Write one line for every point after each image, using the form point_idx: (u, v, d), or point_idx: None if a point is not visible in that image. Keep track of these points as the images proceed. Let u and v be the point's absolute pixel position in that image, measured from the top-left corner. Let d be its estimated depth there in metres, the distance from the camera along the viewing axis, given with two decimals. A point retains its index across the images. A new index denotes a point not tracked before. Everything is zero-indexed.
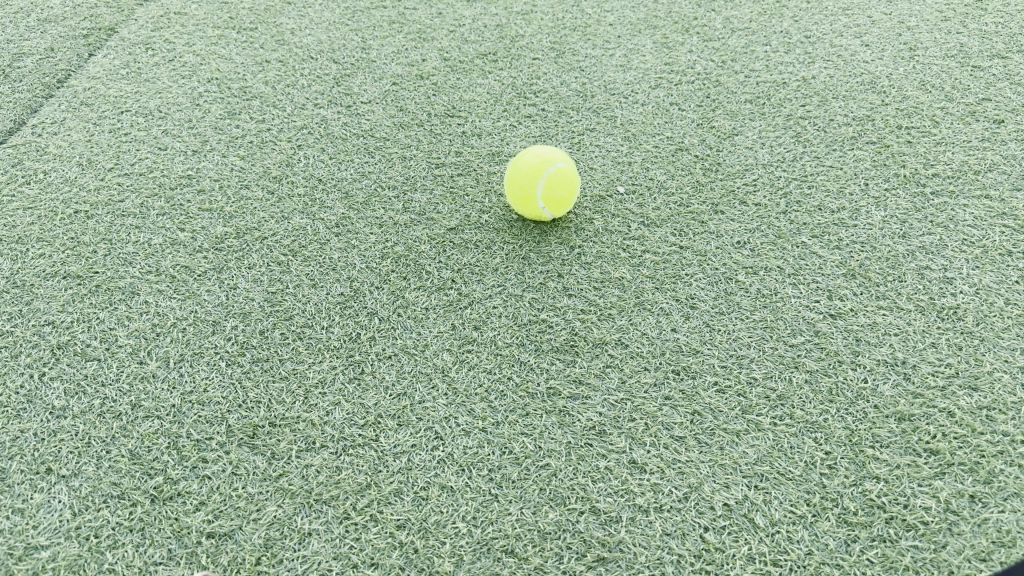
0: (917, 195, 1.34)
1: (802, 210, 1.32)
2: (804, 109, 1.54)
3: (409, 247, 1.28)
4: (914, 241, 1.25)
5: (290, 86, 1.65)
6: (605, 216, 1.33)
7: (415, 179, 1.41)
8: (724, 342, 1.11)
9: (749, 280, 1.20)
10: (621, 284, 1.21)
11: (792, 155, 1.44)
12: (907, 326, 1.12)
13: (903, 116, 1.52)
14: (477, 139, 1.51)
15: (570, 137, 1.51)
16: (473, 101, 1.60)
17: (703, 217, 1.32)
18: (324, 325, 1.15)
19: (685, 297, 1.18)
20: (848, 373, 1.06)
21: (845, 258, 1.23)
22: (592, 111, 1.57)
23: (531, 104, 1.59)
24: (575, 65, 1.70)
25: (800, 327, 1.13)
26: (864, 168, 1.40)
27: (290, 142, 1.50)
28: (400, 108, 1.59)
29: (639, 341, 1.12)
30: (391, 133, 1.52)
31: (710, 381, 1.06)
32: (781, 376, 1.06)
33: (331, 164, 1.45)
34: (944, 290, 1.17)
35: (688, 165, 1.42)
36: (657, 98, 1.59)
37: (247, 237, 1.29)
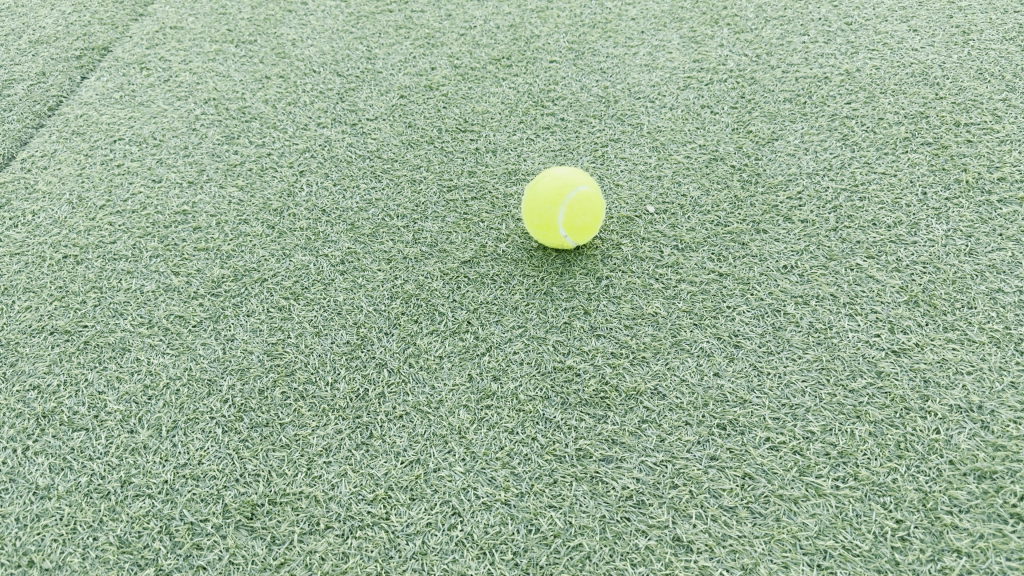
0: (982, 203, 1.20)
1: (854, 225, 1.19)
2: (850, 107, 1.40)
3: (421, 284, 1.17)
4: (983, 259, 1.12)
5: (290, 104, 1.54)
6: (634, 240, 1.21)
7: (425, 206, 1.30)
8: (774, 390, 0.99)
9: (799, 312, 1.08)
10: (656, 320, 1.09)
11: (839, 161, 1.30)
12: (981, 362, 1.00)
13: (961, 110, 1.37)
14: (492, 156, 1.39)
15: (593, 150, 1.39)
16: (487, 112, 1.48)
17: (743, 237, 1.19)
18: (329, 380, 1.04)
19: (728, 335, 1.06)
20: (918, 423, 0.94)
21: (906, 282, 1.11)
22: (616, 118, 1.44)
23: (549, 113, 1.47)
24: (595, 66, 1.58)
25: (859, 367, 1.01)
26: (920, 174, 1.27)
27: (291, 167, 1.39)
28: (409, 124, 1.47)
29: (678, 390, 1.01)
30: (399, 153, 1.41)
31: (761, 437, 0.95)
32: (841, 428, 0.95)
33: (336, 192, 1.34)
34: (1020, 316, 1.04)
35: (724, 177, 1.29)
36: (687, 101, 1.46)
37: (246, 280, 1.19)
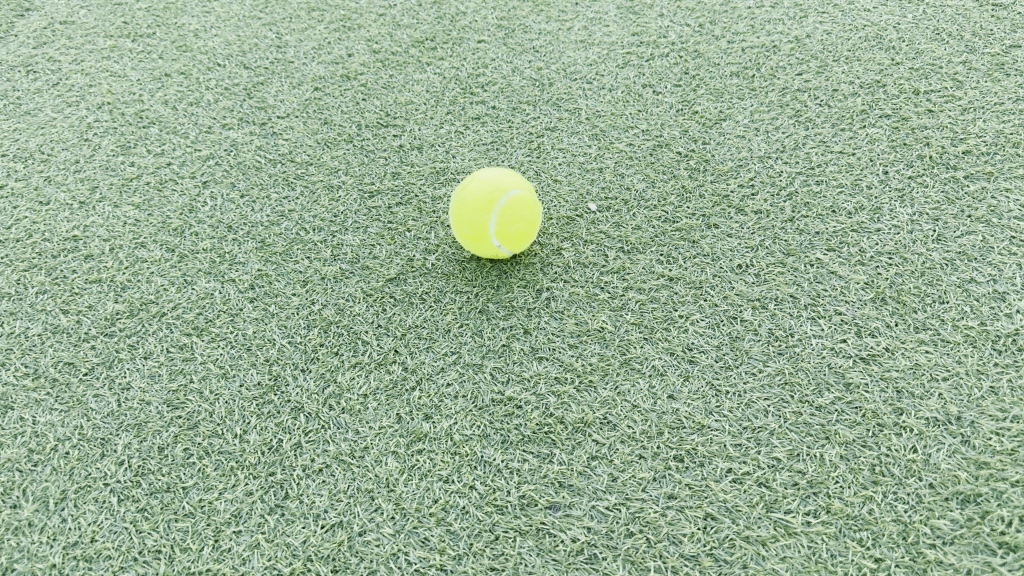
0: (947, 181, 1.11)
1: (812, 214, 1.10)
2: (801, 78, 1.30)
3: (340, 309, 1.05)
4: (952, 245, 1.03)
5: (192, 104, 1.39)
6: (576, 244, 1.10)
7: (344, 216, 1.18)
8: (734, 411, 0.90)
9: (758, 318, 0.98)
10: (603, 337, 0.98)
11: (793, 141, 1.20)
12: (957, 366, 0.91)
13: (919, 77, 1.28)
14: (418, 154, 1.27)
15: (527, 141, 1.26)
16: (410, 103, 1.35)
17: (693, 234, 1.09)
18: (237, 432, 0.92)
19: (681, 349, 0.96)
20: (893, 442, 0.86)
21: (871, 277, 1.01)
22: (552, 103, 1.32)
23: (478, 101, 1.34)
24: (527, 45, 1.44)
25: (826, 380, 0.92)
26: (880, 151, 1.17)
27: (194, 179, 1.25)
28: (324, 120, 1.33)
29: (630, 418, 0.90)
30: (315, 155, 1.27)
31: (723, 468, 0.85)
32: (809, 452, 0.86)
33: (244, 205, 1.20)
34: (996, 310, 0.96)
35: (671, 166, 1.18)
36: (627, 80, 1.34)
37: (143, 316, 1.06)
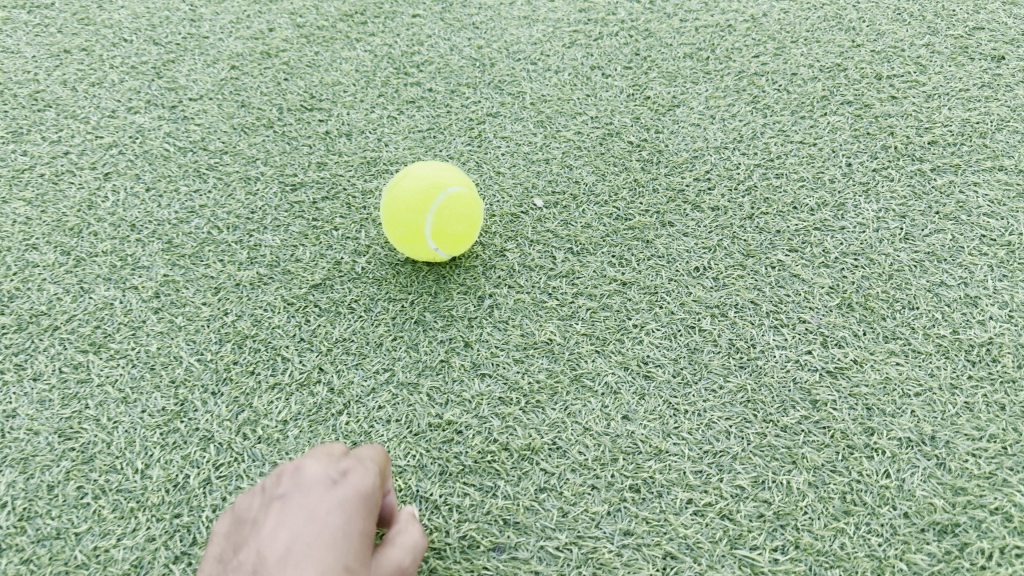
0: (913, 174, 1.05)
1: (772, 210, 1.02)
2: (758, 61, 1.22)
3: (258, 320, 0.94)
4: (920, 244, 0.97)
5: (94, 84, 1.24)
6: (520, 244, 1.00)
7: (263, 213, 1.06)
8: (694, 434, 0.83)
9: (717, 328, 0.91)
10: (552, 350, 0.90)
11: (750, 130, 1.12)
12: (930, 380, 0.85)
13: (881, 61, 1.21)
14: (346, 141, 1.15)
15: (467, 128, 1.16)
16: (338, 84, 1.22)
17: (647, 233, 1.00)
18: (138, 467, 0.82)
19: (636, 363, 0.88)
20: (864, 466, 0.79)
21: (837, 280, 0.94)
22: (493, 86, 1.21)
23: (413, 82, 1.22)
24: (466, 21, 1.31)
25: (791, 397, 0.85)
26: (842, 141, 1.10)
27: (94, 170, 1.12)
28: (242, 103, 1.20)
29: (581, 444, 0.82)
30: (231, 143, 1.15)
31: (683, 499, 0.78)
32: (775, 479, 0.79)
33: (150, 200, 1.08)
34: (968, 316, 0.90)
35: (622, 157, 1.09)
36: (574, 62, 1.24)
37: (32, 329, 0.94)
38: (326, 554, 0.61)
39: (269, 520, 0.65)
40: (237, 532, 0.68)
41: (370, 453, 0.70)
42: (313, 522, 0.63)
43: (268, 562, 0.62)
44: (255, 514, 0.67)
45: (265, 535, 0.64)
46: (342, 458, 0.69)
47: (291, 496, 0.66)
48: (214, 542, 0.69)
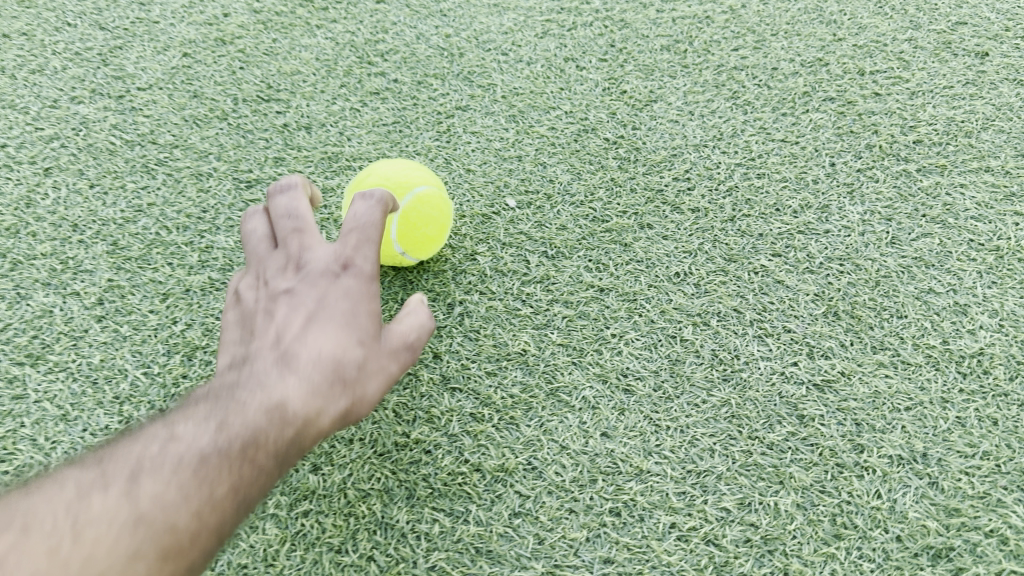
0: (899, 174, 1.01)
1: (754, 212, 0.98)
2: (737, 55, 1.16)
3: (211, 330, 0.88)
4: (907, 249, 0.93)
5: (35, 72, 1.15)
6: (492, 247, 0.95)
7: (217, 212, 0.99)
8: (677, 452, 0.78)
9: (699, 338, 0.86)
10: (526, 362, 0.85)
11: (730, 127, 1.07)
12: (920, 393, 0.81)
13: (863, 55, 1.16)
14: (306, 135, 1.08)
15: (435, 122, 1.09)
16: (297, 73, 1.15)
17: (625, 236, 0.95)
18: None
19: (615, 376, 0.83)
20: (854, 486, 0.76)
21: (822, 287, 0.90)
22: (462, 77, 1.14)
23: (377, 72, 1.15)
24: (432, 7, 1.24)
25: (777, 412, 0.81)
26: (824, 139, 1.06)
27: (33, 165, 1.04)
28: (194, 93, 1.13)
29: (558, 464, 0.78)
30: (182, 136, 1.07)
31: (666, 523, 0.74)
32: (761, 501, 0.75)
33: (94, 198, 1.01)
34: (958, 325, 0.86)
35: (598, 155, 1.04)
36: (546, 52, 1.18)
37: None
38: (344, 328, 0.66)
39: (279, 307, 0.69)
40: (240, 319, 0.71)
41: (368, 220, 0.73)
42: (328, 304, 0.67)
43: (286, 340, 0.66)
44: (258, 307, 0.71)
45: (279, 321, 0.68)
46: (343, 236, 0.73)
47: (295, 286, 0.70)
48: (224, 329, 0.71)
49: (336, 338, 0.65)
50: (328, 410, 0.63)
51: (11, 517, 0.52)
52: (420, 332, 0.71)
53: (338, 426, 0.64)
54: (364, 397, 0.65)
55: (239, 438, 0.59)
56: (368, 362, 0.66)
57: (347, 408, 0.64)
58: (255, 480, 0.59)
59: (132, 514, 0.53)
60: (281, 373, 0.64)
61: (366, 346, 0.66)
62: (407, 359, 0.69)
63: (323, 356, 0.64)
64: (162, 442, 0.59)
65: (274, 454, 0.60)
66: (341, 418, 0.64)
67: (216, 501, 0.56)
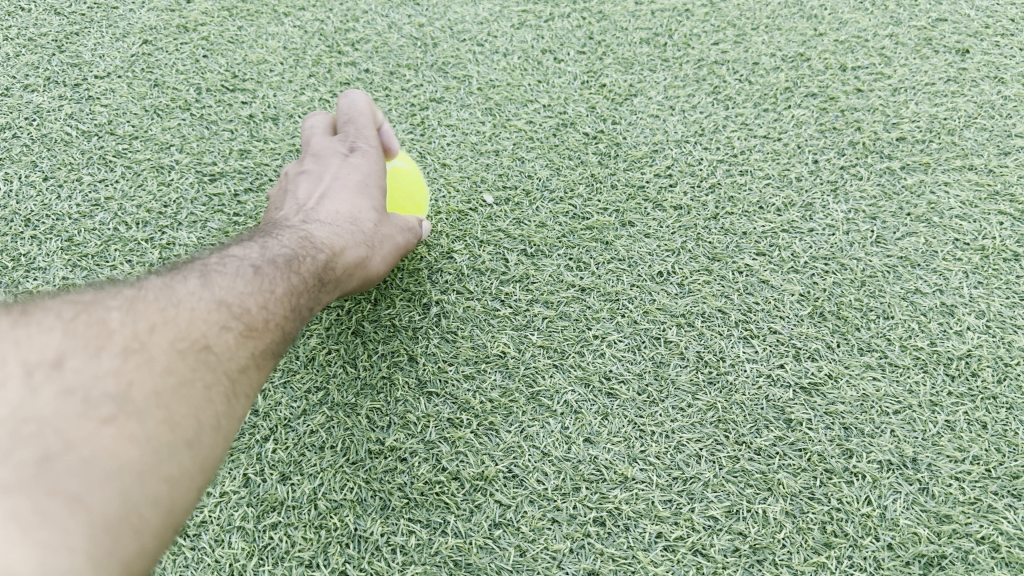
0: (883, 172, 0.99)
1: (737, 210, 0.95)
2: (718, 49, 1.12)
3: None
4: (893, 248, 0.92)
5: None
6: (469, 244, 0.91)
7: (179, 207, 0.95)
8: (662, 458, 0.76)
9: (683, 339, 0.83)
10: (505, 364, 0.81)
11: (711, 123, 1.04)
12: (909, 397, 0.79)
13: (844, 52, 1.12)
14: (273, 127, 1.03)
15: (408, 115, 1.05)
16: (262, 62, 1.09)
17: (606, 235, 0.92)
18: None
19: (598, 378, 0.81)
20: (844, 492, 0.74)
21: (808, 287, 0.88)
22: (436, 68, 1.09)
23: (348, 62, 1.10)
24: None
25: (764, 417, 0.78)
26: (807, 136, 1.03)
27: None
28: (154, 82, 1.07)
29: (540, 471, 0.75)
30: (141, 127, 1.02)
31: (652, 532, 0.72)
32: (749, 509, 0.73)
33: (48, 190, 0.96)
34: (945, 326, 0.85)
35: (576, 151, 1.01)
36: (523, 44, 1.12)
37: None
38: (367, 196, 0.81)
39: (305, 190, 0.82)
40: (278, 200, 0.85)
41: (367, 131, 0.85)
42: (344, 185, 0.81)
43: (310, 211, 0.79)
44: (289, 191, 0.84)
45: (305, 199, 0.81)
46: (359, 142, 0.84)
47: (319, 174, 0.83)
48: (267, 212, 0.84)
49: (361, 205, 0.79)
50: (351, 258, 0.75)
51: (114, 289, 0.59)
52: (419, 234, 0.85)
53: (357, 274, 0.77)
54: (379, 253, 0.78)
55: (281, 277, 0.67)
56: (381, 228, 0.79)
57: (365, 260, 0.77)
58: (294, 313, 0.67)
59: (214, 300, 0.61)
60: (310, 221, 0.77)
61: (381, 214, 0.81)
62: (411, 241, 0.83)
63: (350, 216, 0.79)
64: (228, 256, 0.67)
65: (309, 285, 0.69)
66: (360, 267, 0.77)
67: (267, 321, 0.63)
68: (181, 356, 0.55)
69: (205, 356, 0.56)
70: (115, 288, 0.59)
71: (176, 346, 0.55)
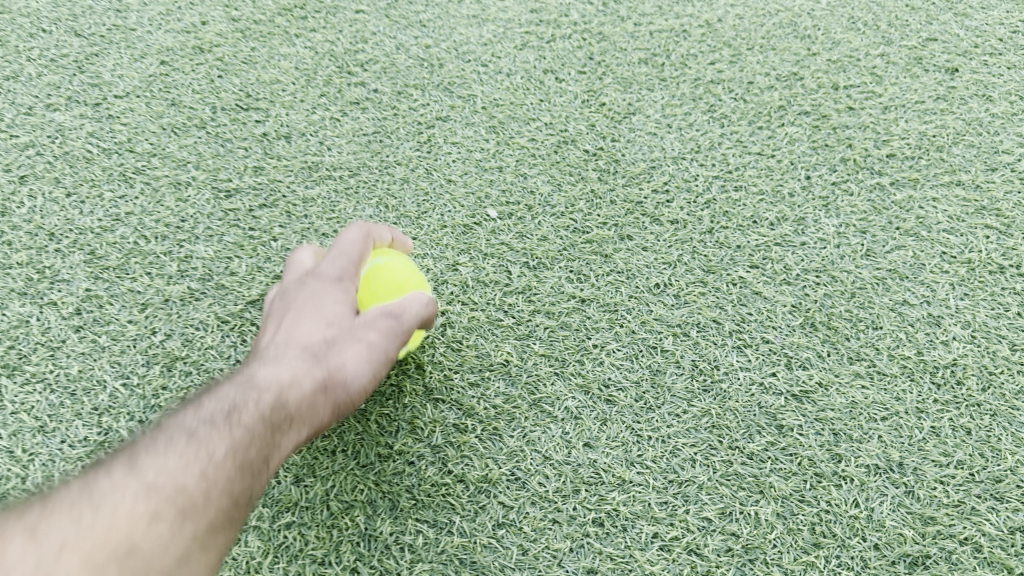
0: (873, 188, 1.03)
1: (732, 224, 0.99)
2: (714, 68, 1.16)
3: (190, 339, 0.88)
4: (882, 261, 0.95)
5: (8, 79, 1.13)
6: (474, 257, 0.95)
7: (196, 221, 0.99)
8: (658, 461, 0.79)
9: (679, 348, 0.87)
10: (508, 372, 0.85)
11: (707, 140, 1.08)
12: (896, 403, 0.83)
13: (837, 70, 1.16)
14: (285, 144, 1.07)
15: (415, 133, 1.09)
16: (275, 82, 1.13)
17: (605, 248, 0.96)
18: None
19: (597, 386, 0.84)
20: (832, 494, 0.77)
21: (799, 298, 0.91)
22: (442, 88, 1.14)
23: (357, 82, 1.14)
24: (412, 18, 1.21)
25: (756, 422, 0.82)
26: (800, 152, 1.07)
27: (9, 173, 1.03)
28: (172, 101, 1.11)
29: (541, 474, 0.78)
30: (159, 145, 1.06)
31: (648, 533, 0.75)
32: (742, 510, 0.76)
33: (70, 206, 1.00)
34: (932, 336, 0.88)
35: (577, 167, 1.05)
36: (526, 64, 1.16)
37: None
38: (328, 312, 0.72)
39: (274, 316, 0.77)
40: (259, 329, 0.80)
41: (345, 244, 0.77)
42: (305, 314, 0.73)
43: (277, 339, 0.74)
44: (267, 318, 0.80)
45: (271, 329, 0.76)
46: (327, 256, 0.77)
47: (287, 295, 0.77)
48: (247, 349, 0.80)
49: (318, 322, 0.72)
50: (311, 385, 0.68)
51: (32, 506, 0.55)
52: (421, 320, 0.73)
53: (325, 404, 0.69)
54: (344, 372, 0.69)
55: (221, 435, 0.62)
56: (340, 346, 0.70)
57: (326, 384, 0.68)
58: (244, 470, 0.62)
59: (141, 488, 0.57)
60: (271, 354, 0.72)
61: (344, 331, 0.71)
62: (400, 339, 0.71)
63: (307, 340, 0.71)
64: (166, 427, 0.63)
65: (258, 432, 0.64)
66: (326, 394, 0.69)
67: (207, 496, 0.58)
68: (102, 565, 0.51)
69: (129, 561, 0.53)
70: (35, 503, 0.55)
71: (93, 557, 0.51)
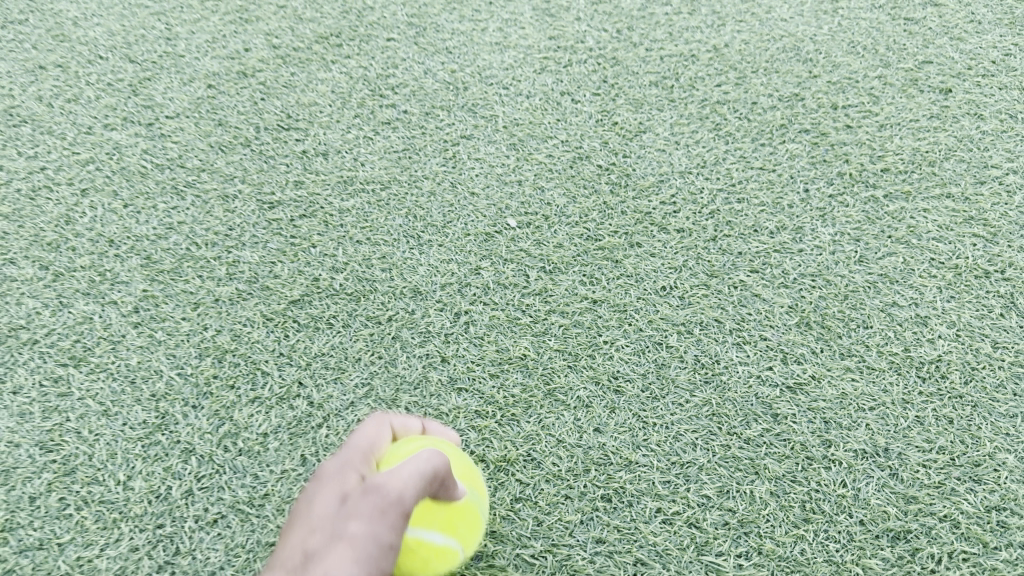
0: (867, 201, 1.10)
1: (734, 233, 1.06)
2: (720, 90, 1.24)
3: (237, 334, 0.96)
4: (874, 267, 1.02)
5: (70, 101, 1.24)
6: (495, 263, 1.04)
7: (242, 229, 1.08)
8: (662, 445, 0.87)
9: (683, 345, 0.95)
10: (525, 365, 0.93)
11: (713, 156, 1.16)
12: (883, 395, 0.90)
13: (837, 92, 1.24)
14: (323, 161, 1.16)
15: (441, 150, 1.18)
16: (313, 104, 1.23)
17: (616, 254, 1.04)
18: (120, 479, 0.85)
19: (606, 378, 0.92)
20: (822, 476, 0.84)
21: (795, 300, 0.99)
22: (467, 109, 1.23)
23: (388, 104, 1.23)
24: (439, 45, 1.31)
25: (753, 411, 0.89)
26: (800, 167, 1.14)
27: (71, 185, 1.13)
28: (219, 122, 1.21)
29: (555, 455, 0.86)
30: (208, 161, 1.16)
31: (652, 508, 0.83)
32: (738, 489, 0.84)
33: (127, 216, 1.10)
34: (919, 335, 0.95)
35: (591, 181, 1.13)
36: (544, 87, 1.25)
37: (12, 344, 0.96)
38: (314, 521, 0.58)
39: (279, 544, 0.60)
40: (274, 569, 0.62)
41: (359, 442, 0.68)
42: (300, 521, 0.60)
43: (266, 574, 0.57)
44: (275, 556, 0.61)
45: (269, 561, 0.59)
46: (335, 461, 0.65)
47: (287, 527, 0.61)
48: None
49: (301, 534, 0.58)
50: None
51: None
52: (417, 483, 0.58)
53: None
54: None
55: None
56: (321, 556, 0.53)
57: None
58: None
59: None
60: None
61: (325, 536, 0.55)
62: (388, 515, 0.55)
63: (289, 562, 0.56)
64: None
65: None
66: None
67: None
68: None
69: None
70: None
71: None
